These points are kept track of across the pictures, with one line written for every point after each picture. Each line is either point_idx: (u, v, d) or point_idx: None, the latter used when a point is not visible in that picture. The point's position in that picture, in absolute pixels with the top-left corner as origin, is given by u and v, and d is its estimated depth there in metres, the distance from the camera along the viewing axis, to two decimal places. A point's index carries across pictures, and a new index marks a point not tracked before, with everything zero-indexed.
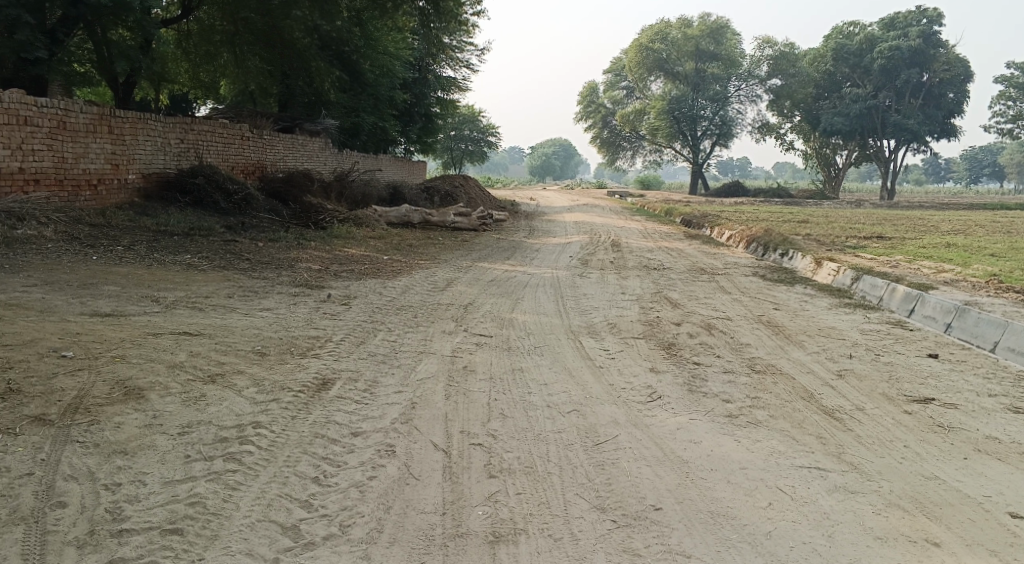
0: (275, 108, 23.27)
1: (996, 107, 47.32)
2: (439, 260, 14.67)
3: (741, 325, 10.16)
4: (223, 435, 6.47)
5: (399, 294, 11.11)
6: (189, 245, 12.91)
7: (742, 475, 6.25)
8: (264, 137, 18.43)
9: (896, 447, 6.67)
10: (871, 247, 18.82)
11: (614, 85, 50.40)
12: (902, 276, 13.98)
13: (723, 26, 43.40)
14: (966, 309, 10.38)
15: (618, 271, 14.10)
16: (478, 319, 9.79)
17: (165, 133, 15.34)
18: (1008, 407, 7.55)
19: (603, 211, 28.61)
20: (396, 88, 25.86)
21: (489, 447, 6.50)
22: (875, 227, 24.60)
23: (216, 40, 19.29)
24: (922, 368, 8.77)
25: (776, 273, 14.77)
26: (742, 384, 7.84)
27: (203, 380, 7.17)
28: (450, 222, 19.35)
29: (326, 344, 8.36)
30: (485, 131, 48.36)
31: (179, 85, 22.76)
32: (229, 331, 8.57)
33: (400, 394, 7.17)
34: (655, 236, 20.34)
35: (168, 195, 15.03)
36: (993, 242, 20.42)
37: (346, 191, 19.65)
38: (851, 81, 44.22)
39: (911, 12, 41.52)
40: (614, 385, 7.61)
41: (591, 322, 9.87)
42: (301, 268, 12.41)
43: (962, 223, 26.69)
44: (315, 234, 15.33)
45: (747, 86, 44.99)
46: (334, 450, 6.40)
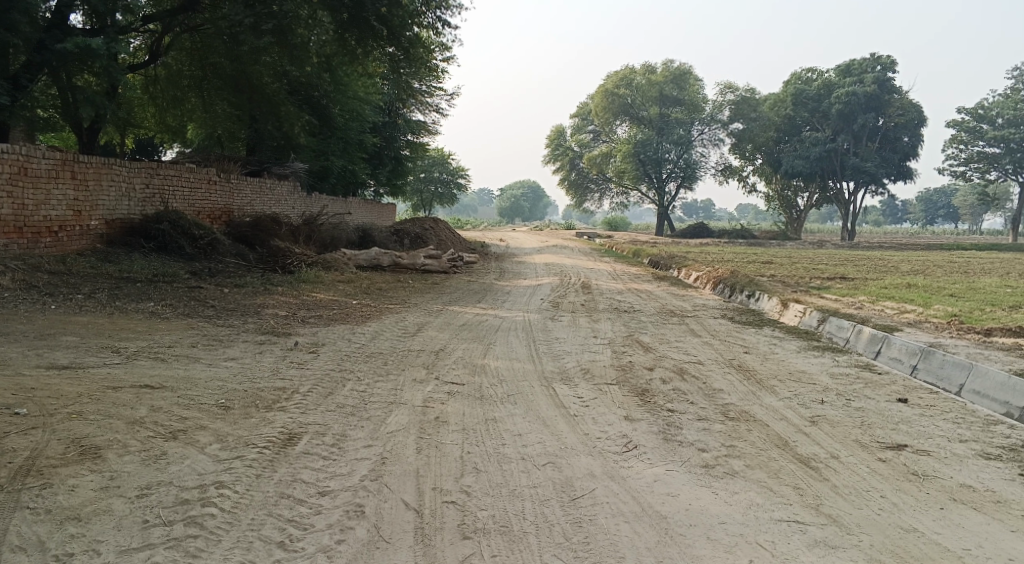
0: (242, 151, 23.12)
1: (949, 150, 48.37)
2: (408, 304, 14.54)
3: (713, 369, 10.12)
4: (184, 498, 6.27)
5: (369, 341, 10.96)
6: (152, 292, 12.67)
7: (721, 530, 6.16)
8: (230, 181, 18.24)
9: (873, 497, 6.63)
10: (835, 288, 18.97)
11: (580, 129, 50.93)
12: (867, 317, 14.07)
13: (685, 72, 44.15)
14: (931, 351, 10.46)
15: (590, 314, 14.06)
16: (449, 365, 9.66)
17: (130, 178, 15.06)
18: (979, 453, 7.55)
19: (572, 252, 28.66)
20: (365, 131, 25.85)
21: (463, 504, 6.35)
22: (837, 267, 24.89)
23: (183, 85, 19.18)
24: (893, 413, 8.76)
25: (743, 315, 14.81)
26: (716, 432, 7.77)
27: (164, 437, 6.95)
28: (419, 265, 19.25)
29: (292, 395, 8.16)
30: (454, 174, 48.52)
31: (145, 129, 22.55)
32: (192, 384, 8.34)
33: (370, 449, 7.00)
34: (624, 277, 20.37)
35: (131, 241, 14.76)
36: (952, 281, 20.70)
37: (314, 235, 19.48)
38: (810, 125, 45.06)
39: (865, 59, 42.53)
40: (589, 434, 7.50)
41: (564, 368, 9.78)
42: (268, 314, 12.22)
43: (922, 263, 27.07)
44: (282, 279, 15.16)
45: (710, 130, 45.67)
46: (301, 512, 6.22)
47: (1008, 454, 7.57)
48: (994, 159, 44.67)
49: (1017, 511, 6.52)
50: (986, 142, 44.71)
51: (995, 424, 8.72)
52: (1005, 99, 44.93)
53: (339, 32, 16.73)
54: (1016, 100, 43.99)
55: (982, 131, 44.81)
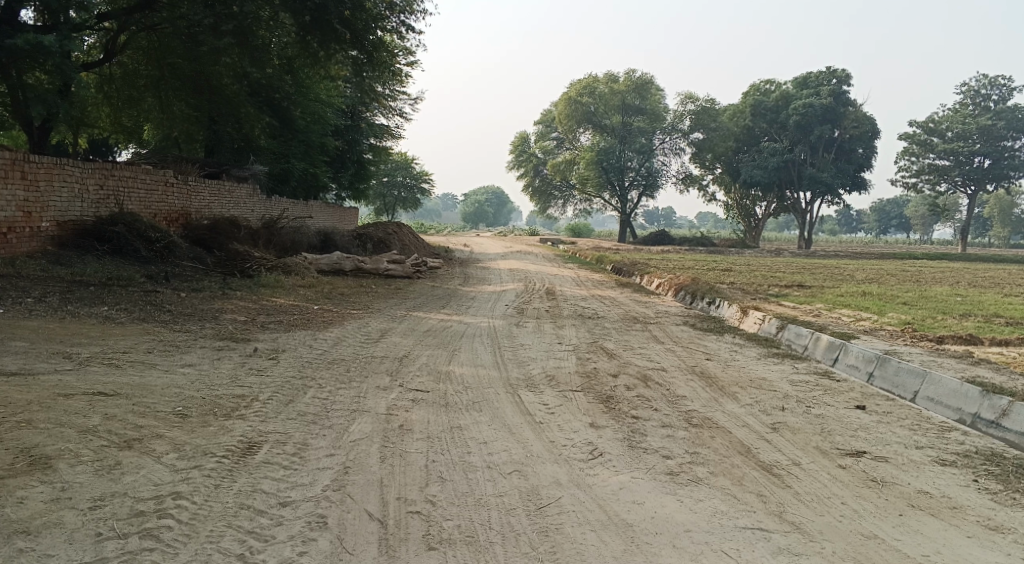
0: (202, 154, 22.79)
1: (902, 162, 49.26)
2: (372, 309, 14.42)
3: (676, 376, 10.16)
4: (139, 509, 6.13)
5: (331, 347, 10.83)
6: (107, 296, 12.41)
7: (686, 538, 6.16)
8: (188, 184, 17.95)
9: (835, 504, 6.68)
10: (793, 296, 19.19)
11: (544, 136, 51.02)
12: (825, 325, 14.24)
13: (647, 82, 44.42)
14: (887, 358, 10.62)
15: (554, 320, 14.05)
16: (413, 372, 9.57)
17: (83, 179, 14.74)
18: (936, 460, 7.65)
19: (535, 258, 28.65)
20: (327, 135, 25.65)
21: (427, 515, 6.28)
22: (794, 275, 25.21)
23: (140, 86, 18.86)
24: (852, 420, 8.85)
25: (705, 322, 14.91)
26: (680, 438, 7.79)
27: (118, 446, 6.78)
28: (382, 270, 19.13)
29: (252, 403, 8.02)
30: (418, 179, 48.35)
31: (100, 129, 22.13)
32: (148, 391, 8.16)
33: (332, 458, 6.90)
34: (587, 284, 20.41)
35: (85, 243, 14.45)
36: (906, 290, 21.05)
37: (274, 239, 19.26)
38: (767, 136, 45.60)
39: (822, 72, 43.18)
40: (554, 441, 7.48)
41: (529, 375, 9.74)
42: (226, 319, 12.04)
43: (876, 272, 27.49)
44: (241, 283, 14.95)
45: (671, 139, 46.00)
46: (260, 523, 6.11)
47: (964, 460, 7.68)
48: (944, 172, 45.56)
49: (973, 517, 6.61)
50: (937, 155, 45.62)
51: (951, 430, 8.84)
52: (954, 113, 45.90)
53: (301, 35, 16.57)
54: (964, 114, 44.95)
55: (933, 144, 45.70)
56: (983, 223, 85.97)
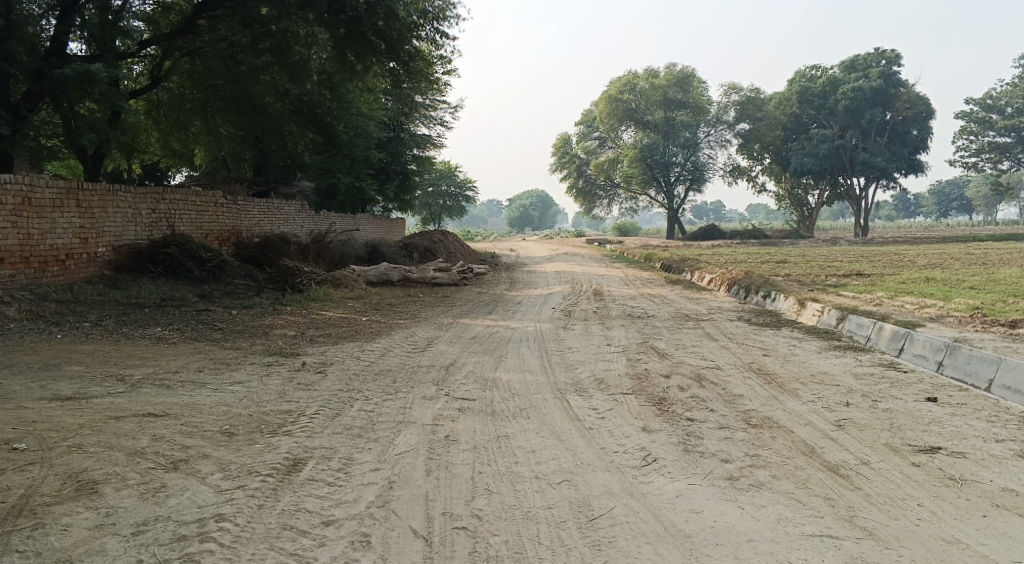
0: (249, 172, 22.91)
1: (960, 142, 47.81)
2: (419, 318, 14.25)
3: (732, 375, 9.77)
4: (182, 533, 5.98)
5: (378, 358, 10.67)
6: (160, 317, 12.44)
7: (750, 548, 5.82)
8: (238, 202, 18.00)
9: (909, 506, 6.26)
10: (851, 285, 18.60)
11: (587, 137, 50.72)
12: (886, 313, 13.70)
13: (689, 75, 43.99)
14: (957, 346, 10.09)
15: (603, 321, 13.75)
16: (460, 381, 9.34)
17: (135, 203, 14.83)
18: (1018, 454, 7.17)
19: (585, 259, 28.32)
20: (371, 146, 25.67)
21: (474, 531, 6.02)
22: (852, 263, 24.45)
23: (186, 109, 18.93)
24: (922, 414, 8.38)
25: (760, 316, 14.48)
26: (739, 440, 7.44)
27: (164, 467, 6.67)
28: (430, 278, 19.00)
29: (299, 418, 7.87)
30: (464, 186, 48.28)
31: (150, 154, 22.37)
32: (196, 411, 8.05)
33: (377, 472, 6.69)
34: (638, 282, 20.03)
35: (139, 266, 14.54)
36: (970, 273, 20.31)
37: (323, 252, 19.26)
38: (817, 123, 44.62)
39: (869, 54, 42.00)
40: (606, 448, 7.18)
41: (578, 379, 9.45)
42: (275, 335, 11.96)
43: (938, 256, 26.62)
44: (291, 298, 14.94)
45: (716, 132, 45.52)
46: (303, 545, 5.92)
47: None
48: (1005, 149, 44.10)
49: None
50: (997, 132, 44.17)
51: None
52: (1013, 88, 44.38)
53: (337, 49, 16.55)
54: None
55: (992, 121, 44.24)
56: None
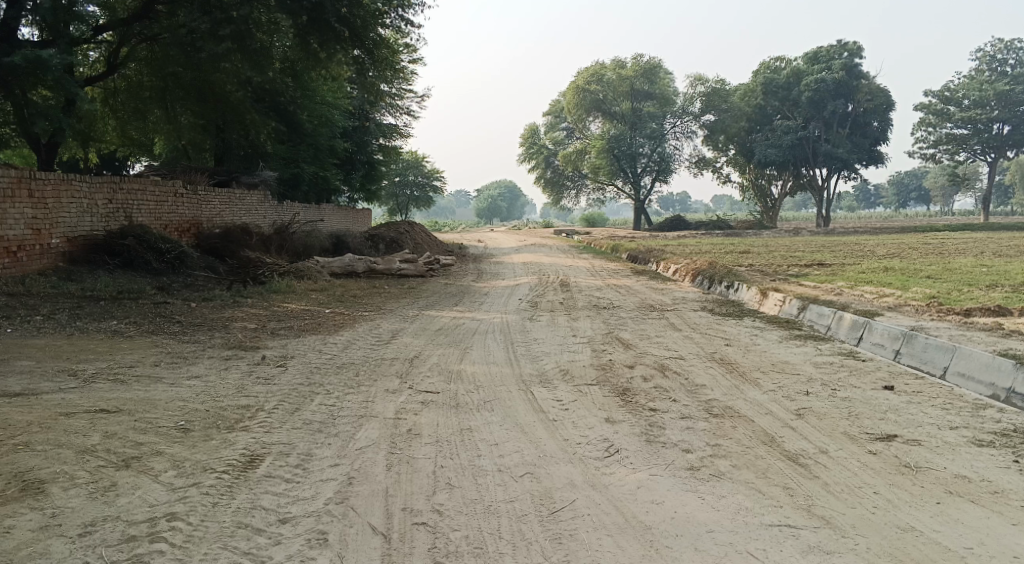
0: (211, 162, 22.59)
1: (919, 134, 48.55)
2: (384, 309, 14.16)
3: (695, 365, 9.82)
4: (131, 534, 5.88)
5: (341, 351, 10.58)
6: (116, 310, 12.23)
7: (709, 539, 5.84)
8: (198, 192, 17.71)
9: (865, 494, 6.33)
10: (813, 274, 18.81)
11: (555, 127, 50.77)
12: (847, 303, 13.87)
13: (656, 66, 44.09)
14: (914, 335, 10.24)
15: (569, 312, 13.76)
16: (424, 373, 9.29)
17: (91, 193, 14.54)
18: (971, 441, 7.29)
19: (551, 250, 28.35)
20: (335, 136, 25.43)
21: (434, 526, 5.99)
22: (814, 253, 24.73)
23: (145, 97, 18.68)
24: (880, 402, 8.49)
25: (723, 306, 14.58)
26: (700, 430, 7.47)
27: (115, 466, 6.55)
28: (395, 269, 18.89)
29: (257, 413, 7.77)
30: (430, 176, 48.04)
31: (109, 144, 21.97)
32: (150, 406, 7.91)
33: (336, 468, 6.63)
34: (604, 273, 20.08)
35: (95, 258, 14.28)
36: (928, 263, 20.65)
37: (287, 243, 19.05)
38: (781, 114, 44.97)
39: (832, 47, 42.43)
40: (569, 440, 7.18)
41: (543, 370, 9.44)
42: (236, 328, 11.82)
43: (898, 246, 27.04)
44: (253, 290, 14.77)
45: (682, 123, 45.74)
46: (257, 543, 5.84)
47: (1000, 440, 7.32)
48: (962, 141, 44.83)
49: (1016, 502, 6.24)
50: (954, 124, 44.86)
51: (984, 408, 8.47)
52: (970, 81, 45.09)
53: (300, 36, 16.35)
54: (981, 81, 44.15)
55: (950, 113, 44.95)
56: (1004, 191, 84.78)
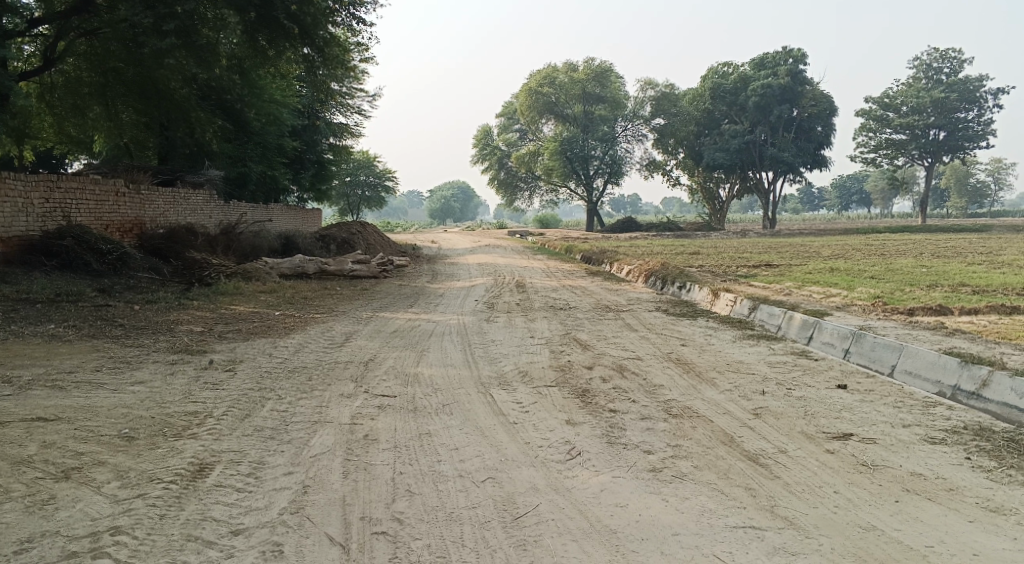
0: (155, 161, 22.05)
1: (861, 138, 49.50)
2: (336, 312, 13.91)
3: (652, 365, 9.78)
4: (72, 550, 5.61)
5: (293, 354, 10.33)
6: (55, 313, 11.81)
7: (674, 543, 5.77)
8: (141, 192, 17.23)
9: (827, 494, 6.32)
10: (762, 275, 18.98)
11: (507, 129, 50.75)
12: (797, 303, 13.98)
13: (607, 70, 44.04)
14: (863, 334, 10.34)
15: (525, 313, 13.66)
16: (379, 376, 9.10)
17: (26, 193, 14.05)
18: (925, 438, 7.33)
19: (504, 251, 28.25)
20: (283, 136, 25.02)
21: (394, 535, 5.83)
22: (762, 255, 25.00)
23: (84, 93, 18.06)
24: (835, 401, 8.53)
25: (677, 307, 14.61)
26: (660, 431, 7.41)
27: (55, 477, 6.28)
28: (347, 270, 18.62)
29: (206, 420, 7.52)
30: (382, 176, 47.64)
31: (47, 142, 21.32)
32: (92, 414, 7.61)
33: (290, 476, 6.42)
34: (557, 274, 20.03)
35: (32, 260, 13.79)
36: (872, 264, 20.98)
37: (234, 244, 18.64)
38: (728, 118, 45.49)
39: (778, 52, 43.01)
40: (529, 443, 7.06)
41: (501, 372, 9.32)
42: (182, 331, 11.49)
43: (842, 247, 27.49)
44: (199, 292, 14.40)
45: (633, 127, 46.15)
46: (208, 557, 5.62)
47: (953, 437, 7.37)
48: (901, 146, 45.76)
49: (972, 499, 6.28)
50: (893, 129, 45.83)
51: (935, 406, 8.55)
52: (908, 87, 46.11)
53: (247, 33, 16.01)
54: (918, 88, 45.17)
55: (888, 119, 45.86)
56: (941, 194, 86.97)
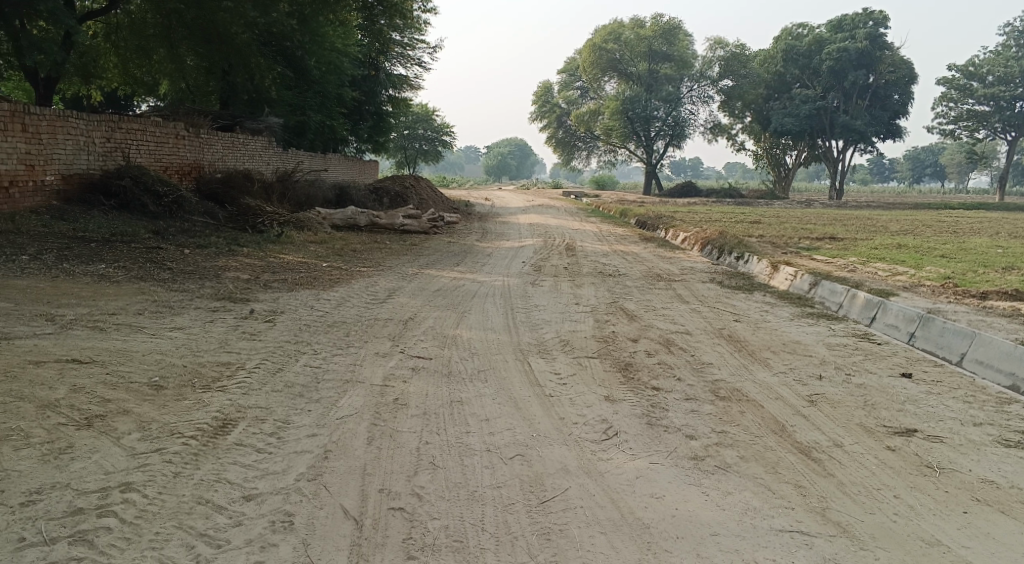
0: (215, 106, 21.91)
1: (939, 109, 47.53)
2: (382, 266, 13.65)
3: (701, 341, 9.31)
4: (79, 505, 5.44)
5: (333, 308, 10.10)
6: (106, 253, 11.73)
7: (713, 544, 5.38)
8: (200, 135, 17.08)
9: (885, 498, 5.86)
10: (823, 248, 18.22)
11: (569, 86, 49.66)
12: (860, 280, 13.30)
13: (675, 26, 42.81)
14: (931, 318, 9.74)
15: (573, 278, 13.24)
16: (417, 337, 8.81)
17: (87, 130, 13.96)
18: (997, 440, 6.79)
19: (559, 211, 27.75)
20: (343, 84, 24.74)
21: (412, 513, 5.54)
22: (824, 226, 24.12)
23: (148, 35, 17.35)
24: (897, 392, 7.98)
25: (732, 278, 14.03)
26: (705, 414, 6.99)
27: (76, 425, 6.13)
28: (399, 224, 18.35)
29: (237, 372, 7.32)
30: (441, 130, 47.14)
31: (110, 83, 21.29)
32: (126, 359, 7.45)
33: (313, 440, 6.18)
34: (611, 238, 19.50)
35: (90, 198, 13.75)
36: (941, 241, 20.03)
37: (289, 192, 18.45)
38: (799, 83, 43.99)
39: (858, 14, 41.29)
40: (565, 419, 6.70)
41: (542, 340, 8.94)
42: (227, 278, 11.32)
43: (911, 222, 26.40)
44: (250, 239, 14.28)
45: (699, 87, 44.97)
46: (215, 524, 5.40)
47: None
48: (983, 118, 43.85)
49: None
50: (976, 100, 43.84)
51: (1009, 403, 7.95)
52: (995, 56, 43.95)
53: None
54: (1006, 57, 43.02)
55: (971, 89, 43.89)
56: (1020, 170, 83.49)
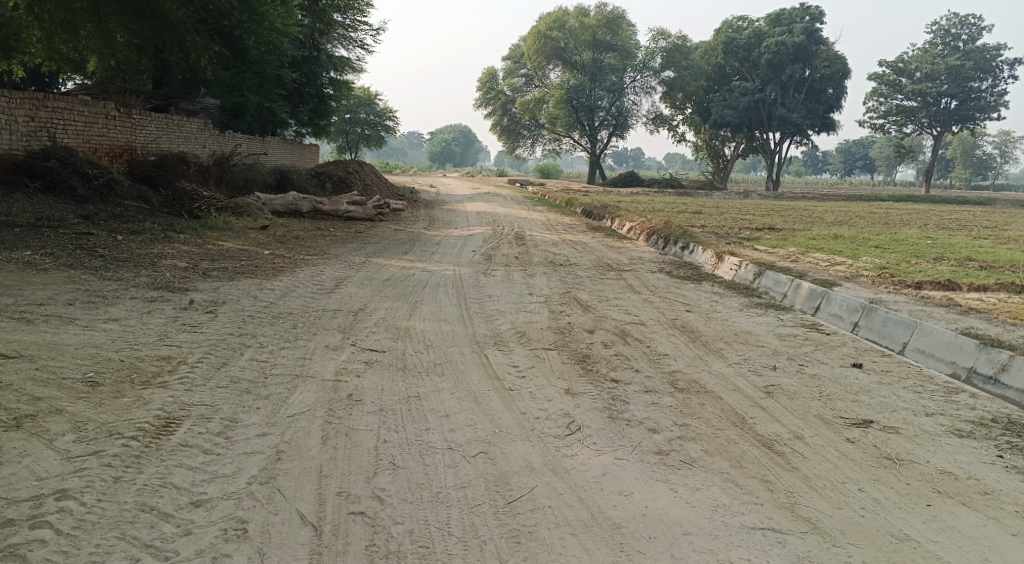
0: (149, 87, 21.13)
1: (871, 103, 48.51)
2: (328, 254, 13.27)
3: (656, 332, 9.21)
4: (10, 517, 5.08)
5: (278, 298, 9.73)
6: (33, 239, 11.15)
7: (686, 545, 5.25)
8: (133, 116, 16.40)
9: (852, 493, 5.81)
10: (765, 239, 18.34)
11: (513, 73, 49.40)
12: (804, 271, 13.38)
13: (619, 17, 42.98)
14: (874, 308, 9.80)
15: (523, 267, 13.06)
16: (368, 329, 8.51)
17: (9, 108, 13.27)
18: (952, 431, 6.79)
19: (505, 200, 27.54)
20: (282, 67, 24.10)
21: (372, 516, 5.30)
22: (764, 217, 24.33)
23: (76, 11, 16.54)
24: (850, 382, 7.96)
25: (680, 269, 14.00)
26: (666, 406, 6.86)
27: (5, 426, 5.73)
28: (342, 211, 17.92)
29: (179, 368, 6.95)
30: (383, 116, 46.48)
31: (35, 60, 20.37)
32: (58, 353, 7.03)
33: (263, 440, 5.89)
34: (557, 227, 19.37)
35: (14, 181, 13.09)
36: (877, 232, 20.34)
37: (227, 176, 17.86)
38: (738, 75, 44.43)
39: (795, 9, 41.80)
40: (525, 413, 6.52)
41: (497, 331, 8.73)
42: (165, 266, 10.85)
43: (846, 214, 26.83)
44: (187, 225, 13.79)
45: (642, 78, 45.13)
46: (162, 534, 5.09)
47: (981, 431, 6.84)
48: (911, 113, 44.82)
49: (1010, 507, 5.76)
50: (905, 95, 44.80)
51: (957, 392, 7.97)
52: (923, 53, 45.00)
53: None
54: (933, 54, 44.05)
55: (901, 85, 44.83)
56: (946, 164, 85.92)
